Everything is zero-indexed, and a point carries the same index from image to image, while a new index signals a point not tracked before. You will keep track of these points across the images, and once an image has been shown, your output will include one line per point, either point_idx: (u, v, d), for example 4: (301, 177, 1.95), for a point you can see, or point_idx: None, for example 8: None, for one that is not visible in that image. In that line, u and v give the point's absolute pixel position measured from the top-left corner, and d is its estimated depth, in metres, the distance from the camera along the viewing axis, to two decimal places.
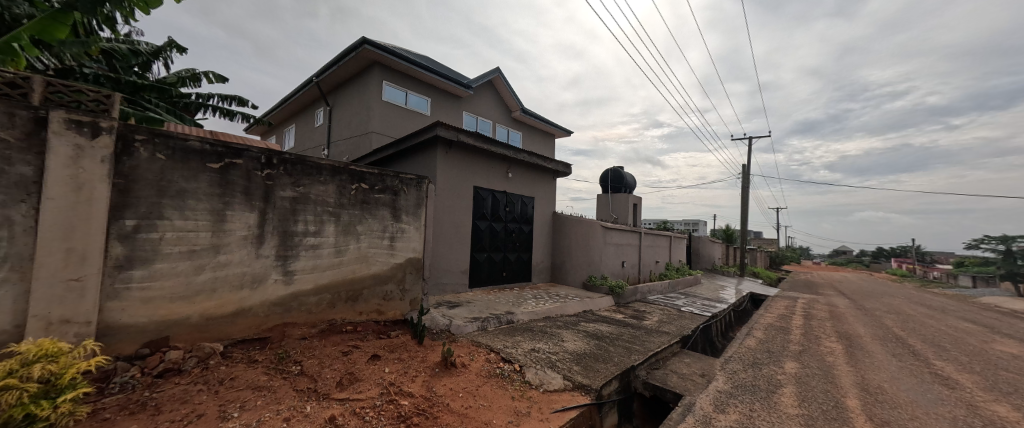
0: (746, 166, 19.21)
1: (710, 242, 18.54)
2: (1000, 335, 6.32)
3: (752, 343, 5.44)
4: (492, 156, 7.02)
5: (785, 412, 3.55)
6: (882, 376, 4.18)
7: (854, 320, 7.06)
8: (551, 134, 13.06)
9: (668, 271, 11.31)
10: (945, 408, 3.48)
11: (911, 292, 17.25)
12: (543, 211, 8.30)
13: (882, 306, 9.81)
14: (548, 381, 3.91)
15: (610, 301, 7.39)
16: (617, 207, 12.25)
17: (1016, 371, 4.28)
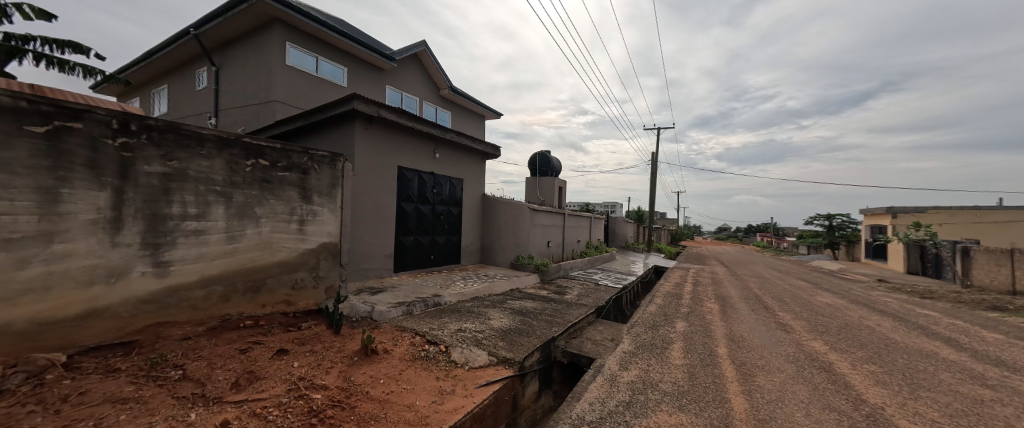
0: (655, 154, 21.59)
1: (625, 221, 20.60)
2: (820, 289, 8.30)
3: (653, 309, 6.24)
4: (418, 135, 6.70)
5: (673, 363, 4.23)
6: (744, 327, 5.18)
7: (729, 284, 8.58)
8: (481, 116, 12.93)
9: (588, 249, 12.30)
10: (783, 348, 4.45)
11: (769, 259, 21.57)
12: (473, 194, 8.27)
13: (749, 272, 12.10)
14: (473, 358, 3.99)
15: (536, 279, 7.81)
16: (544, 190, 12.81)
17: (827, 315, 5.68)
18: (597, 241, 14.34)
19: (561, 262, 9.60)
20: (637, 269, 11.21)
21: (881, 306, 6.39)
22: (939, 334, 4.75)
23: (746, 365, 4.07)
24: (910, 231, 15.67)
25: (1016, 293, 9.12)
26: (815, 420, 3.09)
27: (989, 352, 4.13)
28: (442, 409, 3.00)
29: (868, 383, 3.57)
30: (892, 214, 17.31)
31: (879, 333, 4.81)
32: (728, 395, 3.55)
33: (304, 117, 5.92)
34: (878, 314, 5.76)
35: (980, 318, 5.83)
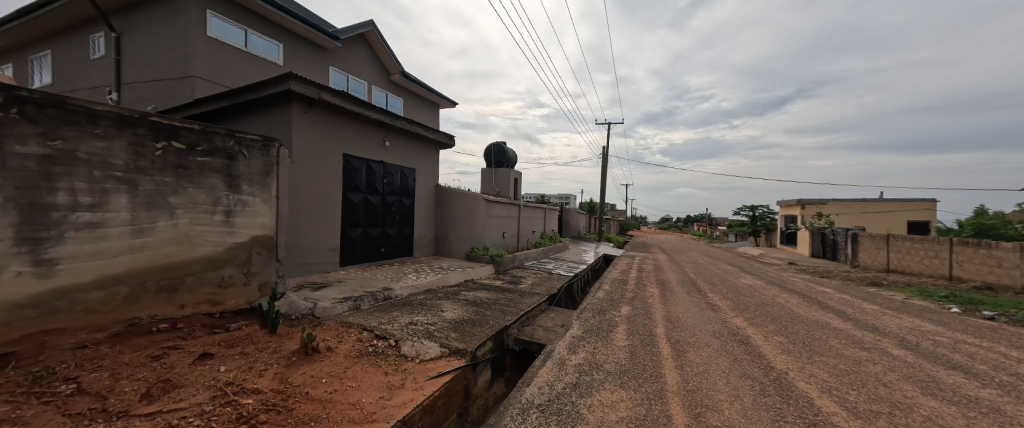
0: (604, 148, 22.60)
1: (577, 212, 21.32)
2: (744, 272, 9.31)
3: (601, 295, 6.59)
4: (365, 121, 6.34)
5: (616, 345, 4.51)
6: (679, 309, 5.67)
7: (669, 270, 9.30)
8: (435, 104, 12.58)
9: (543, 240, 12.62)
10: (712, 325, 4.94)
11: (704, 247, 23.80)
12: (426, 184, 8.06)
13: (687, 259, 13.23)
14: (424, 351, 3.93)
15: (492, 270, 7.88)
16: (500, 182, 12.84)
17: (746, 294, 6.41)
18: (551, 231, 14.76)
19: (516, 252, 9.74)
20: (588, 258, 11.74)
21: (789, 285, 7.36)
22: (830, 307, 5.58)
23: (680, 343, 4.46)
24: (815, 220, 18.14)
25: (889, 270, 11.01)
26: (733, 388, 3.50)
27: (866, 320, 4.94)
28: (390, 404, 2.92)
29: (775, 352, 4.10)
30: (802, 205, 19.89)
31: (786, 309, 5.53)
32: (664, 371, 3.89)
33: (231, 96, 5.32)
34: (786, 292, 6.63)
35: (860, 292, 6.96)
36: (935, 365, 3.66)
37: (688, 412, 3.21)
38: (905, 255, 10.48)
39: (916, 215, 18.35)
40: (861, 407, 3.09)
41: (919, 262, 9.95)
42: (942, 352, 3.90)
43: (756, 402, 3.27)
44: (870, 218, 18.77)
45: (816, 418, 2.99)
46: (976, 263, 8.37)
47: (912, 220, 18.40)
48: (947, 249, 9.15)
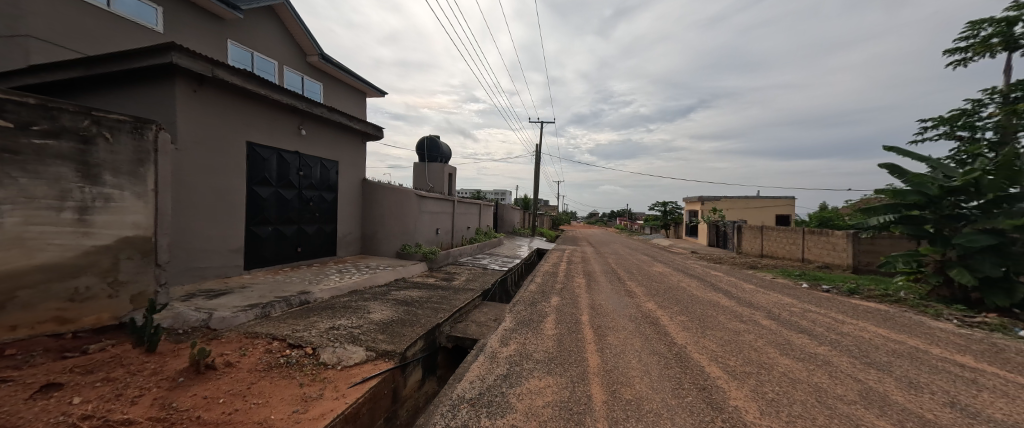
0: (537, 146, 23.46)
1: (511, 208, 21.84)
2: (656, 261, 10.48)
3: (533, 287, 6.85)
4: (274, 106, 5.74)
5: (545, 334, 4.74)
6: (602, 297, 6.16)
7: (594, 262, 10.06)
8: (361, 92, 11.76)
9: (478, 236, 12.66)
10: (629, 310, 5.48)
11: (627, 240, 26.20)
12: (350, 178, 7.60)
13: (611, 250, 14.44)
14: (347, 357, 3.67)
15: (425, 267, 7.70)
16: (433, 177, 12.55)
17: (656, 281, 7.23)
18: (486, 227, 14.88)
19: (451, 249, 9.64)
20: (522, 252, 12.13)
21: (691, 271, 8.48)
22: (719, 288, 6.58)
23: (601, 328, 4.86)
24: (713, 214, 21.20)
25: (763, 255, 13.37)
26: (644, 364, 3.95)
27: (745, 297, 5.93)
28: (305, 418, 2.67)
29: (677, 330, 4.70)
30: (704, 202, 23.03)
31: (686, 292, 6.36)
32: (587, 355, 4.21)
33: (86, 66, 4.33)
34: (688, 277, 7.61)
35: (742, 274, 8.33)
36: (790, 330, 4.57)
37: (606, 390, 3.53)
38: (773, 243, 12.84)
39: (784, 210, 22.58)
40: (738, 369, 3.74)
41: (782, 248, 12.27)
42: (795, 320, 4.88)
43: (661, 375, 3.73)
44: (752, 212, 22.55)
45: (705, 383, 3.55)
46: (818, 248, 10.61)
47: (781, 213, 22.59)
48: (800, 236, 11.43)
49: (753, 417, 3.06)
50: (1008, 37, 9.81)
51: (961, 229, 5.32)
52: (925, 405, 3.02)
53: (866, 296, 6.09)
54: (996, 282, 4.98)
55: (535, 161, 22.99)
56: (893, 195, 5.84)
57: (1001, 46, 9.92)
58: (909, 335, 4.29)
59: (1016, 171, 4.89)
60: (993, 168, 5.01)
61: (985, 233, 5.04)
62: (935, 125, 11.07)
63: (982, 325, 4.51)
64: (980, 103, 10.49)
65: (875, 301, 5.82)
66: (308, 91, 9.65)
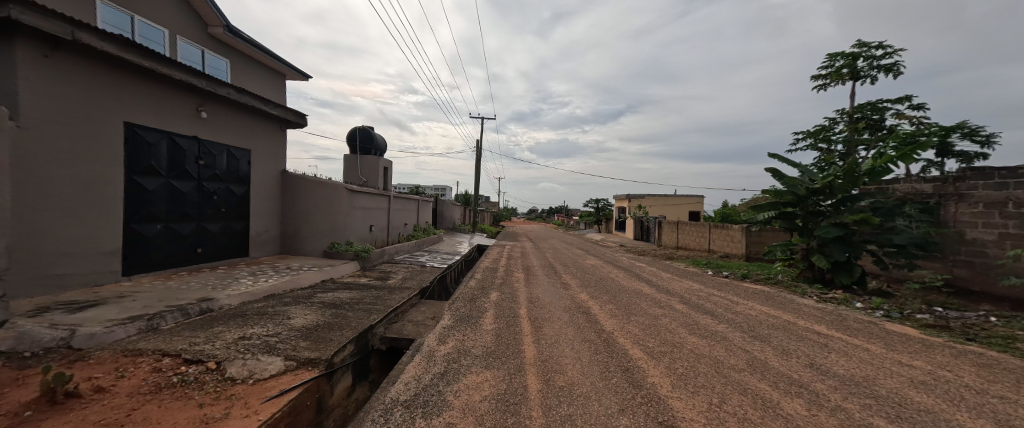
0: (478, 143, 23.42)
1: (451, 204, 21.54)
2: (589, 254, 11.20)
3: (473, 283, 6.85)
4: (165, 83, 4.99)
5: (483, 329, 4.77)
6: (539, 290, 6.39)
7: (533, 256, 10.40)
8: (280, 74, 10.51)
9: (417, 232, 12.25)
10: (564, 301, 5.77)
11: (565, 235, 27.54)
12: (265, 169, 6.98)
13: (549, 245, 15.06)
14: (260, 369, 3.27)
15: (358, 267, 7.26)
16: (366, 171, 11.82)
17: (589, 273, 7.73)
18: (425, 224, 14.46)
19: (387, 246, 9.20)
20: (463, 249, 12.06)
21: (619, 263, 9.21)
22: (643, 278, 7.25)
23: (538, 320, 5.06)
24: (639, 210, 23.31)
25: (679, 247, 15.10)
26: (576, 352, 4.20)
27: (663, 285, 6.64)
28: None
29: (606, 318, 5.07)
30: (632, 199, 25.21)
31: (614, 282, 6.91)
32: (524, 347, 4.34)
33: None
34: (616, 269, 8.25)
35: (662, 264, 9.30)
36: (698, 312, 5.23)
37: (540, 379, 3.69)
38: (687, 236, 14.56)
39: (696, 207, 25.77)
40: (656, 350, 4.18)
41: (693, 240, 14.00)
42: (701, 303, 5.60)
43: (591, 360, 4.02)
44: (672, 209, 25.33)
45: (629, 365, 3.91)
46: (721, 240, 12.33)
47: (694, 210, 25.74)
48: (707, 230, 13.14)
49: (666, 390, 3.46)
50: (854, 69, 12.32)
51: (819, 223, 6.59)
52: (792, 367, 3.70)
53: (755, 280, 7.25)
54: (842, 264, 6.28)
55: (477, 157, 22.88)
56: (774, 195, 6.99)
57: (849, 76, 12.44)
58: (783, 311, 5.21)
59: (855, 176, 6.15)
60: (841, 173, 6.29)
61: (835, 226, 6.31)
62: (805, 138, 13.52)
63: (832, 300, 5.66)
64: (835, 121, 13.05)
65: (760, 284, 6.95)
66: (210, 67, 8.34)
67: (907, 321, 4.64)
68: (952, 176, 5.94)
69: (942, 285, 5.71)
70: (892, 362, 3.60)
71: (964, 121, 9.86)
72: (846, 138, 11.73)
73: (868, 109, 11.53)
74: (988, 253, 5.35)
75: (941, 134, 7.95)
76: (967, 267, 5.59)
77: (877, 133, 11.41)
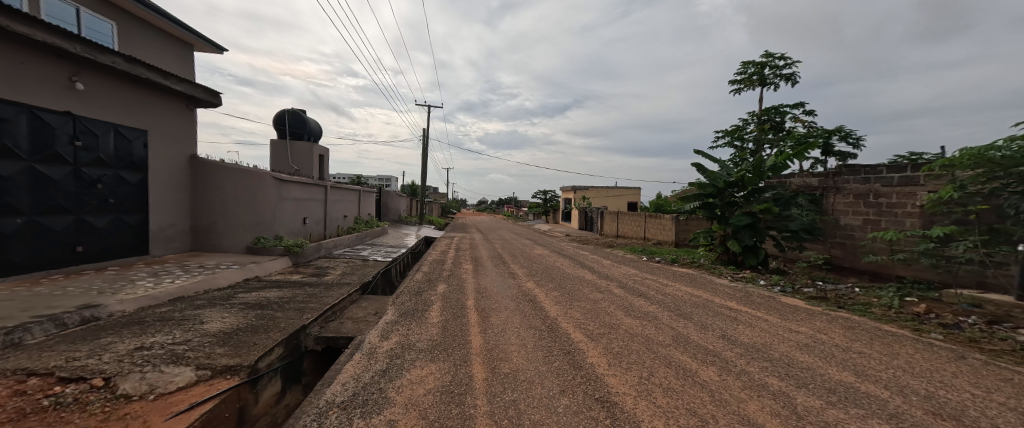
0: (424, 132, 22.67)
1: (396, 195, 20.69)
2: (536, 244, 11.51)
3: (419, 276, 6.67)
4: (23, 45, 4.08)
5: (429, 322, 4.69)
6: (487, 280, 6.43)
7: (481, 247, 10.45)
8: (188, 44, 9.08)
9: (358, 225, 11.58)
10: (511, 290, 5.88)
11: (516, 226, 27.97)
12: (168, 153, 6.08)
13: (499, 236, 15.21)
14: (165, 382, 2.84)
15: (289, 263, 6.70)
16: (298, 158, 10.83)
17: (536, 262, 7.95)
18: (368, 216, 13.71)
19: (323, 240, 8.58)
20: (409, 242, 11.67)
21: (565, 252, 9.60)
22: (586, 265, 7.64)
23: (485, 310, 5.09)
24: (584, 202, 24.50)
25: (618, 235, 16.18)
26: (521, 339, 4.31)
27: (603, 271, 7.07)
28: None
29: (551, 305, 5.28)
30: (576, 191, 26.42)
31: (559, 270, 7.20)
32: (471, 337, 4.35)
33: None
34: (562, 257, 8.59)
35: (604, 252, 9.87)
36: (633, 295, 5.67)
37: (486, 367, 3.73)
38: (625, 225, 15.63)
39: (636, 198, 27.79)
40: (595, 332, 4.45)
41: (631, 229, 15.07)
42: (636, 287, 6.07)
43: (536, 346, 4.15)
44: (614, 200, 27.01)
45: (570, 348, 4.11)
46: (654, 228, 13.43)
47: (633, 201, 27.75)
48: (643, 220, 14.22)
49: (603, 369, 3.70)
50: (762, 77, 14.03)
51: (734, 212, 7.45)
52: (708, 339, 4.18)
53: (681, 264, 8.05)
54: (750, 248, 7.22)
55: (424, 146, 22.12)
56: (698, 187, 7.76)
57: (759, 83, 14.14)
58: (703, 290, 5.86)
59: (762, 171, 7.05)
60: (751, 168, 7.18)
61: (747, 214, 7.20)
62: (724, 136, 15.16)
63: (742, 279, 6.50)
64: (748, 122, 14.79)
65: (687, 267, 7.72)
66: (89, 29, 6.91)
67: (797, 294, 5.50)
68: (831, 171, 7.07)
69: (823, 263, 6.86)
70: (784, 329, 4.25)
71: (842, 126, 11.82)
72: (755, 137, 13.37)
73: (773, 112, 13.25)
74: (855, 236, 6.51)
75: (826, 136, 9.44)
76: (840, 248, 6.77)
77: (779, 134, 13.19)
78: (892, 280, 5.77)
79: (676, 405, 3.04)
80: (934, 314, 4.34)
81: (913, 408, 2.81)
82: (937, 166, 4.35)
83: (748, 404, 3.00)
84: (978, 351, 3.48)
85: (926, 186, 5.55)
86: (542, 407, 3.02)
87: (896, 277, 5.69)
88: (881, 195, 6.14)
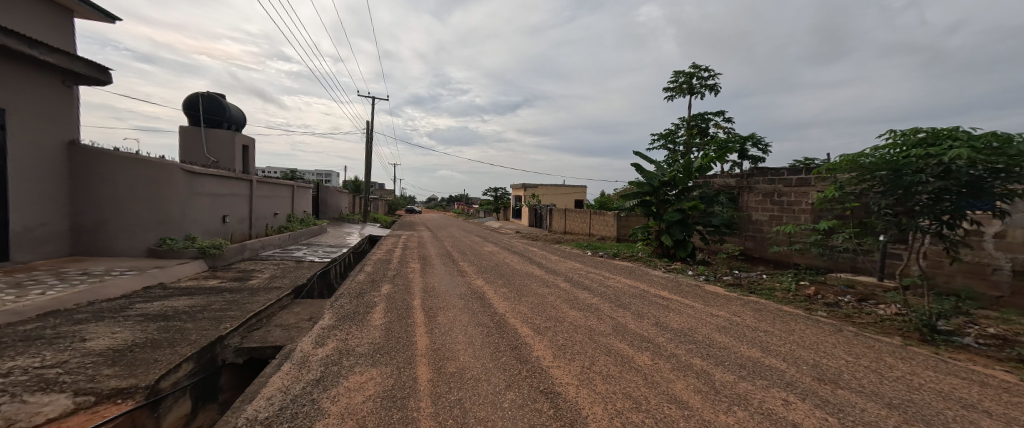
0: (368, 125, 21.45)
1: (336, 192, 19.35)
2: (486, 241, 11.51)
3: (361, 277, 6.30)
4: None
5: (371, 325, 4.44)
6: (435, 279, 6.29)
7: (430, 246, 10.20)
8: (66, 8, 7.57)
9: (291, 224, 10.63)
10: (460, 289, 5.80)
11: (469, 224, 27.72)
12: (36, 137, 5.05)
13: (449, 234, 14.97)
14: (29, 414, 2.32)
15: (202, 267, 5.94)
16: (215, 148, 9.64)
17: (485, 259, 7.96)
18: (303, 214, 12.64)
19: (247, 241, 7.75)
20: (351, 241, 11.00)
21: (514, 248, 9.73)
22: (535, 261, 7.81)
23: (432, 309, 4.97)
24: (534, 200, 25.06)
25: (566, 232, 16.80)
26: (468, 337, 4.27)
27: (551, 266, 7.30)
28: None
29: (499, 301, 5.30)
30: (526, 189, 26.93)
31: (508, 266, 7.27)
32: (416, 338, 4.21)
33: None
34: (511, 254, 8.70)
35: (552, 248, 10.17)
36: (578, 288, 5.91)
37: (431, 368, 3.64)
38: (572, 222, 16.27)
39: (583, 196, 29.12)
40: (542, 326, 4.56)
41: (578, 226, 15.70)
42: (581, 280, 6.36)
43: (483, 343, 4.14)
44: (563, 198, 28.02)
45: (518, 343, 4.16)
46: (598, 224, 14.15)
47: (579, 199, 29.07)
48: (588, 216, 14.91)
49: (548, 361, 3.81)
50: (691, 86, 15.45)
51: (667, 209, 8.11)
52: (643, 327, 4.51)
53: (622, 257, 8.59)
54: (680, 242, 7.93)
55: (368, 140, 20.94)
56: (636, 186, 8.32)
57: (687, 91, 15.55)
58: (640, 282, 6.30)
59: (691, 171, 7.82)
60: (681, 169, 7.91)
61: (678, 211, 7.88)
62: (659, 139, 16.44)
63: (674, 270, 7.12)
64: (678, 127, 16.22)
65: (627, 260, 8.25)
66: None
67: (718, 282, 6.15)
68: (745, 173, 8.02)
69: (738, 254, 7.78)
70: (706, 314, 4.73)
71: (753, 133, 13.48)
72: (685, 141, 14.70)
73: (699, 119, 14.66)
74: (763, 229, 7.46)
75: (741, 142, 10.71)
76: (752, 240, 7.72)
77: (704, 138, 14.66)
78: (790, 267, 6.72)
79: (614, 390, 3.23)
80: (821, 295, 5.13)
81: (803, 376, 3.28)
82: (823, 169, 5.11)
83: (676, 384, 3.28)
84: (851, 325, 4.18)
85: (816, 187, 6.53)
86: (487, 404, 3.02)
87: (793, 264, 6.64)
88: (783, 194, 7.09)
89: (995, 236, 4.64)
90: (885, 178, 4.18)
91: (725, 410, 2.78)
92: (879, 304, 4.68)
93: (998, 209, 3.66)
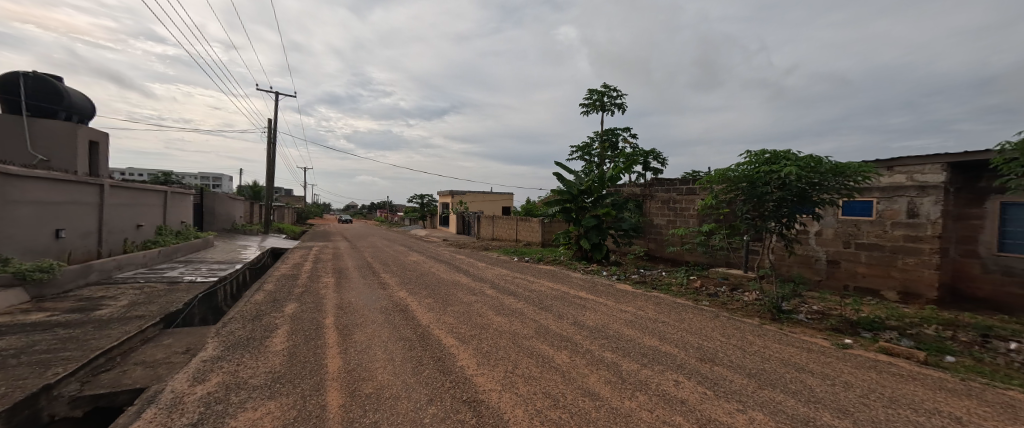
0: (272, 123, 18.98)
1: (228, 199, 16.60)
2: (411, 251, 11.02)
3: (259, 297, 5.50)
4: None
5: (271, 351, 3.91)
6: (352, 294, 5.80)
7: (348, 257, 9.40)
8: None
9: (161, 238, 8.79)
10: (380, 302, 5.45)
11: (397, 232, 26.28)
12: None
13: (370, 244, 13.97)
14: None
15: (16, 299, 4.52)
16: (48, 143, 7.53)
17: (410, 270, 7.62)
18: (179, 226, 10.56)
19: (92, 261, 6.22)
20: (249, 254, 9.57)
21: (440, 257, 9.49)
22: (462, 269, 7.72)
23: (347, 327, 4.58)
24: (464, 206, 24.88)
25: (494, 238, 16.97)
26: (389, 353, 4.03)
27: (478, 274, 7.31)
28: None
29: (423, 313, 5.12)
30: (455, 195, 26.59)
31: (433, 276, 7.07)
32: (327, 360, 3.83)
33: None
34: (438, 263, 8.47)
35: (480, 255, 10.19)
36: (503, 294, 6.03)
37: (344, 392, 3.34)
38: (500, 229, 16.52)
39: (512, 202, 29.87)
40: (467, 335, 4.53)
41: (506, 232, 16.00)
42: (507, 286, 6.48)
43: (405, 359, 3.95)
44: (492, 204, 28.34)
45: (442, 354, 4.06)
46: (525, 231, 14.62)
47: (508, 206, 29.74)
48: (515, 223, 15.30)
49: (472, 370, 3.80)
50: (603, 103, 17.05)
51: (585, 215, 8.80)
52: (563, 327, 4.78)
53: (546, 262, 9.01)
54: (596, 245, 8.63)
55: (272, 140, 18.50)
56: (558, 193, 8.85)
57: (601, 107, 17.11)
58: (561, 284, 6.69)
59: (604, 180, 8.56)
60: (596, 178, 8.60)
61: (594, 217, 8.60)
62: (578, 150, 17.73)
63: (591, 271, 7.72)
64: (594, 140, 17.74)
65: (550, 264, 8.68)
66: None
67: (628, 281, 6.83)
68: (648, 183, 9.10)
69: (643, 255, 8.76)
70: (615, 310, 5.22)
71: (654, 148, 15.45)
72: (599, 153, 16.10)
73: (611, 133, 16.23)
74: (663, 232, 8.54)
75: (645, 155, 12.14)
76: (654, 242, 8.77)
77: (616, 151, 16.28)
78: (684, 264, 7.81)
79: (535, 391, 3.36)
80: (704, 287, 6.05)
81: (689, 359, 3.83)
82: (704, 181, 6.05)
83: (589, 378, 3.54)
84: (725, 311, 5.01)
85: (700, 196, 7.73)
86: (406, 422, 2.87)
87: (686, 261, 7.73)
88: (677, 201, 8.24)
89: (816, 234, 6.05)
90: (744, 189, 5.13)
91: (630, 396, 3.09)
92: (745, 292, 5.71)
93: (815, 213, 4.76)
